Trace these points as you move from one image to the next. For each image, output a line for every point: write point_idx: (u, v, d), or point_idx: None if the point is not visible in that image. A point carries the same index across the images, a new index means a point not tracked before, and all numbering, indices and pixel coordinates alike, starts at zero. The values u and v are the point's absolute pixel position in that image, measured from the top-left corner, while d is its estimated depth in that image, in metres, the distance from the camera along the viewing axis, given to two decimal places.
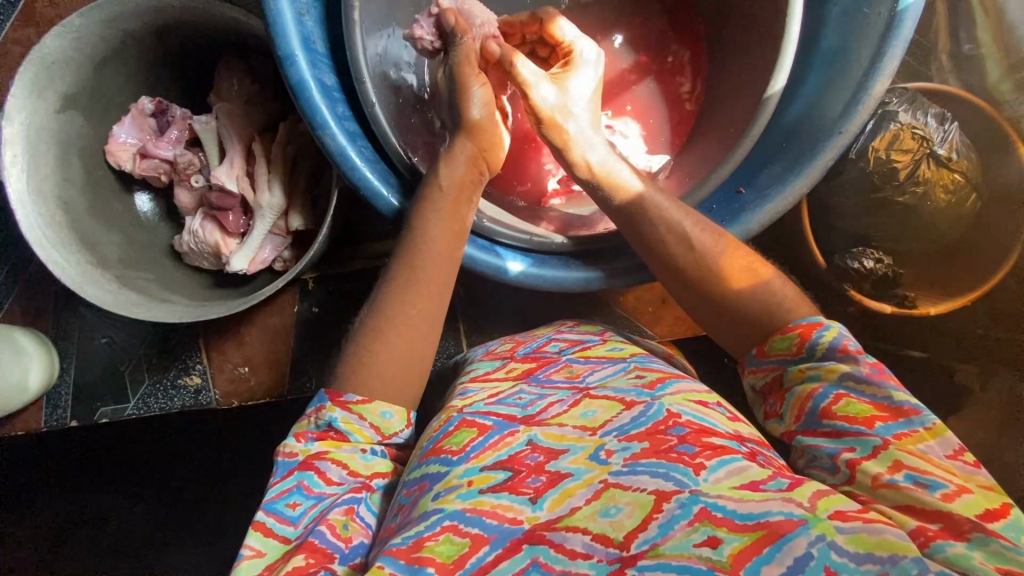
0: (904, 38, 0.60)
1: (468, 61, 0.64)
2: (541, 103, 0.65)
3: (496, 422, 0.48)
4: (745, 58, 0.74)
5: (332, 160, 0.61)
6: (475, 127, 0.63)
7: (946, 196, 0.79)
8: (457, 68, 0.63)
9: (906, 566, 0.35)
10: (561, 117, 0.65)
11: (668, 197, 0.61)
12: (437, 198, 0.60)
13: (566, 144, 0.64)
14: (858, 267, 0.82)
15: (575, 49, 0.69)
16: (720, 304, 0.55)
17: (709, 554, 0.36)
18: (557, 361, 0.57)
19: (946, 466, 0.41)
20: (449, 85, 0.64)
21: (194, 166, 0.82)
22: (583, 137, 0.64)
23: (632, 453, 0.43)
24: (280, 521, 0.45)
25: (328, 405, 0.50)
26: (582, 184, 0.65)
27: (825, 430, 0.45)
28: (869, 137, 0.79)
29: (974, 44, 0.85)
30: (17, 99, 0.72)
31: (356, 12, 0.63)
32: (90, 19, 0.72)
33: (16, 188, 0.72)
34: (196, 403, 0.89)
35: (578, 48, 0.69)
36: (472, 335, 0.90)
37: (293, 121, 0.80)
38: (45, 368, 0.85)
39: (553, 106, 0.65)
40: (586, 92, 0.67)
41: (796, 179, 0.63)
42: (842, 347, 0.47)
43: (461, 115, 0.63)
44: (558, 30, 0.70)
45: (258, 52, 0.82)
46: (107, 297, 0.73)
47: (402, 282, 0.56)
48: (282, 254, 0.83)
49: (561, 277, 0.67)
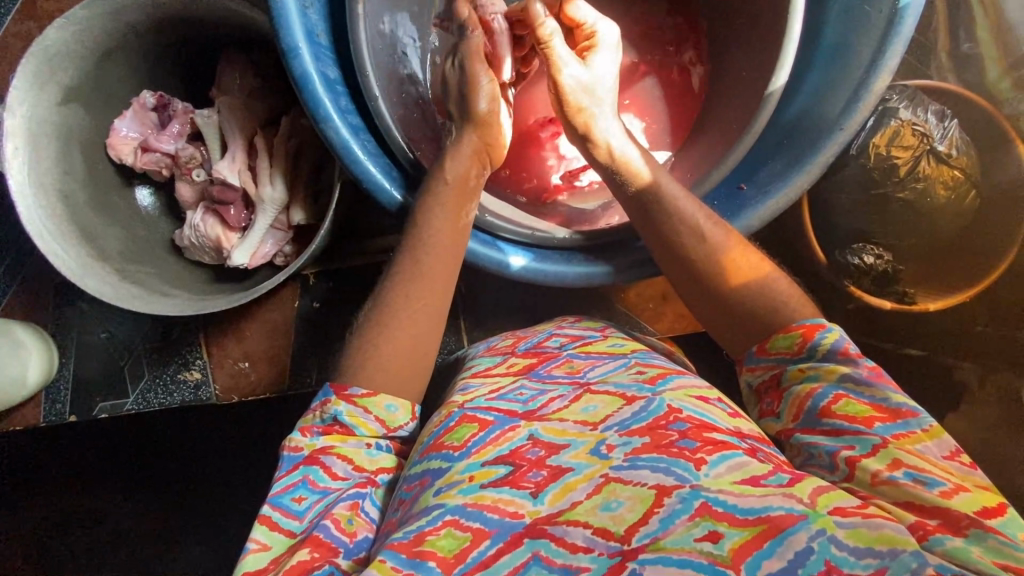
0: (904, 36, 0.60)
1: (477, 57, 0.63)
2: (568, 82, 0.63)
3: (496, 417, 0.48)
4: (746, 55, 0.73)
5: (335, 153, 0.61)
6: (483, 121, 0.63)
7: (947, 192, 0.79)
8: (467, 62, 0.63)
9: (906, 560, 0.35)
10: (585, 98, 0.63)
11: (681, 185, 0.61)
12: (441, 193, 0.60)
13: (588, 128, 0.63)
14: (857, 263, 0.84)
15: (593, 30, 0.66)
16: (722, 299, 0.55)
17: (709, 548, 0.37)
18: (558, 356, 0.57)
19: (943, 466, 0.42)
20: (455, 79, 0.63)
21: (195, 160, 0.82)
22: (605, 119, 0.63)
23: (632, 447, 0.43)
24: (286, 515, 0.45)
25: (333, 398, 0.51)
26: (601, 170, 0.64)
27: (824, 428, 0.46)
28: (870, 133, 0.80)
29: (973, 43, 0.86)
30: (18, 92, 0.72)
31: (360, 5, 0.63)
32: (92, 11, 0.72)
33: (16, 180, 0.72)
34: (195, 399, 0.90)
35: (597, 32, 0.66)
36: (473, 331, 0.90)
37: (296, 114, 0.80)
38: (43, 362, 0.85)
39: (579, 85, 0.63)
40: (610, 72, 0.65)
41: (797, 175, 0.64)
42: (843, 350, 0.47)
43: (467, 108, 0.63)
44: (575, 10, 0.66)
45: (261, 46, 0.82)
46: (108, 290, 0.73)
47: (406, 276, 0.56)
48: (282, 249, 0.83)
49: (563, 272, 0.67)
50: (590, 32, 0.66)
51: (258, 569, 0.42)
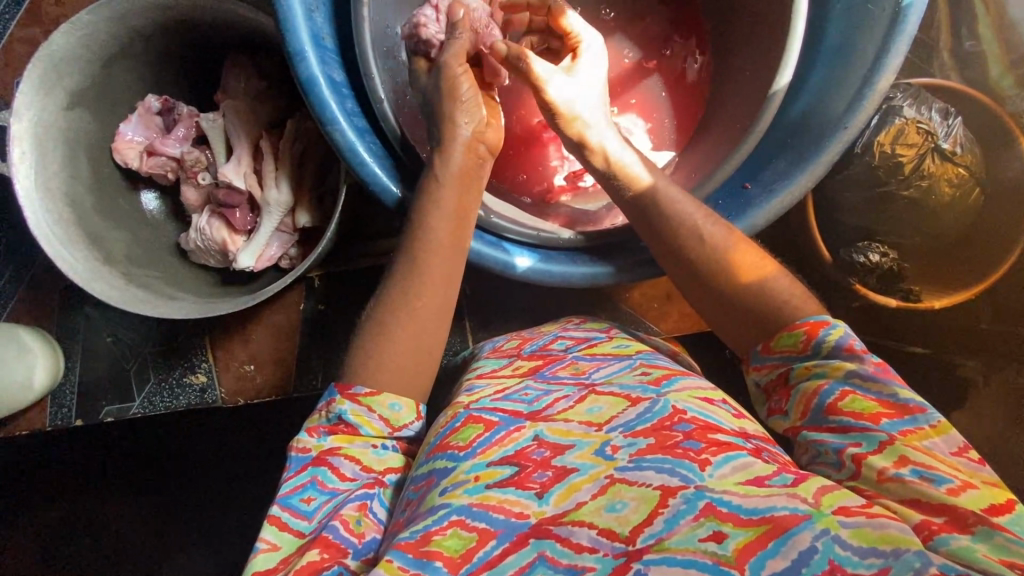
0: (909, 34, 0.60)
1: (457, 55, 0.64)
2: (556, 96, 0.63)
3: (502, 418, 0.48)
4: (750, 55, 0.74)
5: (342, 156, 0.61)
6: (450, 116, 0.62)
7: (951, 189, 0.79)
8: (444, 63, 0.63)
9: (909, 560, 0.35)
10: (577, 109, 0.63)
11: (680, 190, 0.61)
12: (436, 189, 0.59)
13: (582, 136, 0.63)
14: (863, 260, 0.83)
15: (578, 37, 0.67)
16: (727, 296, 0.56)
17: (714, 548, 0.37)
18: (563, 358, 0.58)
19: (951, 462, 0.41)
20: (435, 83, 0.64)
21: (201, 164, 0.82)
22: (597, 125, 0.63)
23: (637, 448, 0.43)
24: (295, 516, 0.46)
25: (337, 398, 0.51)
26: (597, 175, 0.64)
27: (830, 425, 0.46)
28: (874, 133, 0.79)
29: (976, 41, 0.85)
30: (26, 96, 0.72)
31: (365, 9, 0.64)
32: (98, 16, 0.72)
33: (24, 185, 0.73)
34: (201, 401, 0.90)
35: (582, 42, 0.67)
36: (479, 333, 0.90)
37: (302, 118, 0.80)
38: (49, 366, 0.85)
39: (569, 98, 0.63)
40: (597, 82, 0.66)
41: (802, 172, 0.63)
42: (848, 346, 0.47)
43: (447, 105, 0.62)
44: (566, 21, 0.67)
45: (266, 49, 0.82)
46: (115, 293, 0.74)
47: (410, 273, 0.57)
48: (288, 252, 0.83)
49: (569, 272, 0.67)
50: (575, 42, 0.67)
51: (268, 568, 0.43)
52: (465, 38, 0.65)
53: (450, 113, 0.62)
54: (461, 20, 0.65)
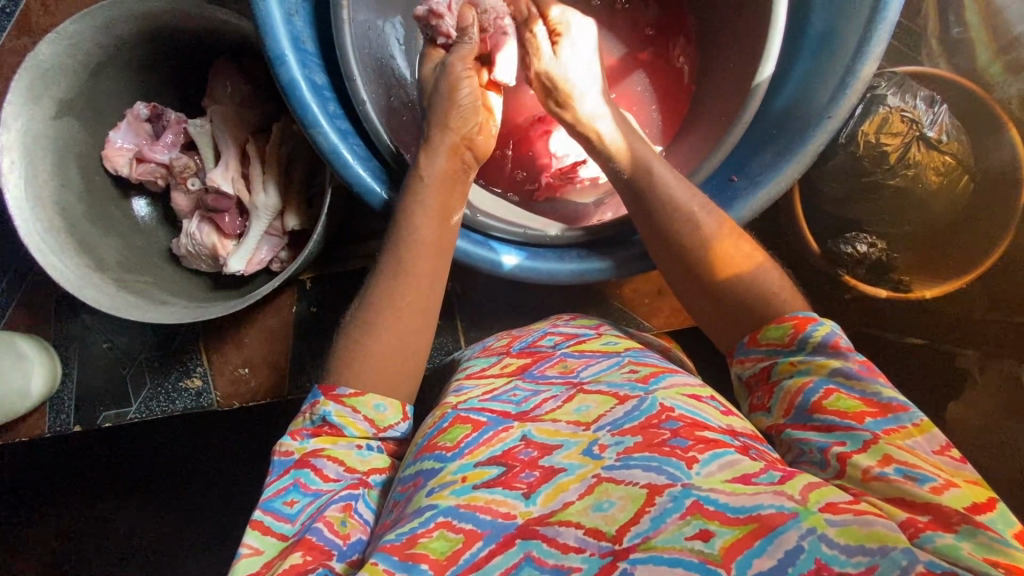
0: (892, 21, 0.59)
1: (463, 58, 0.65)
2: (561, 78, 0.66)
3: (490, 418, 0.48)
4: (734, 46, 0.73)
5: (326, 158, 0.61)
6: (446, 118, 0.63)
7: (938, 177, 0.79)
8: (450, 62, 0.65)
9: (896, 557, 0.35)
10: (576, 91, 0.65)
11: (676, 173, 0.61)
12: (420, 188, 0.60)
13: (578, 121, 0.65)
14: (851, 251, 0.84)
15: (561, 19, 0.68)
16: (716, 289, 0.55)
17: (701, 547, 0.37)
18: (552, 355, 0.57)
19: (934, 462, 0.41)
20: (436, 84, 0.65)
21: (190, 169, 0.83)
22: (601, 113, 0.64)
23: (624, 447, 0.43)
24: (278, 519, 0.45)
25: (321, 400, 0.51)
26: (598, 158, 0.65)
27: (815, 424, 0.45)
28: (858, 121, 0.79)
29: (963, 28, 0.85)
30: (13, 106, 0.73)
31: (345, 10, 0.64)
32: (83, 25, 0.72)
33: (14, 194, 0.73)
34: (196, 405, 0.90)
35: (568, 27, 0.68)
36: (471, 332, 0.90)
37: (287, 121, 0.79)
38: (46, 373, 0.86)
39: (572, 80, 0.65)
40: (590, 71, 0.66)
41: (787, 164, 0.63)
42: (834, 343, 0.47)
43: (439, 110, 0.63)
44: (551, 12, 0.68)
45: (252, 53, 0.82)
46: (106, 300, 0.74)
47: (390, 277, 0.56)
48: (279, 254, 0.84)
49: (555, 268, 0.67)
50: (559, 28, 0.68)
51: (252, 573, 0.43)
52: (475, 42, 0.66)
53: (444, 114, 0.63)
54: (472, 23, 0.66)
